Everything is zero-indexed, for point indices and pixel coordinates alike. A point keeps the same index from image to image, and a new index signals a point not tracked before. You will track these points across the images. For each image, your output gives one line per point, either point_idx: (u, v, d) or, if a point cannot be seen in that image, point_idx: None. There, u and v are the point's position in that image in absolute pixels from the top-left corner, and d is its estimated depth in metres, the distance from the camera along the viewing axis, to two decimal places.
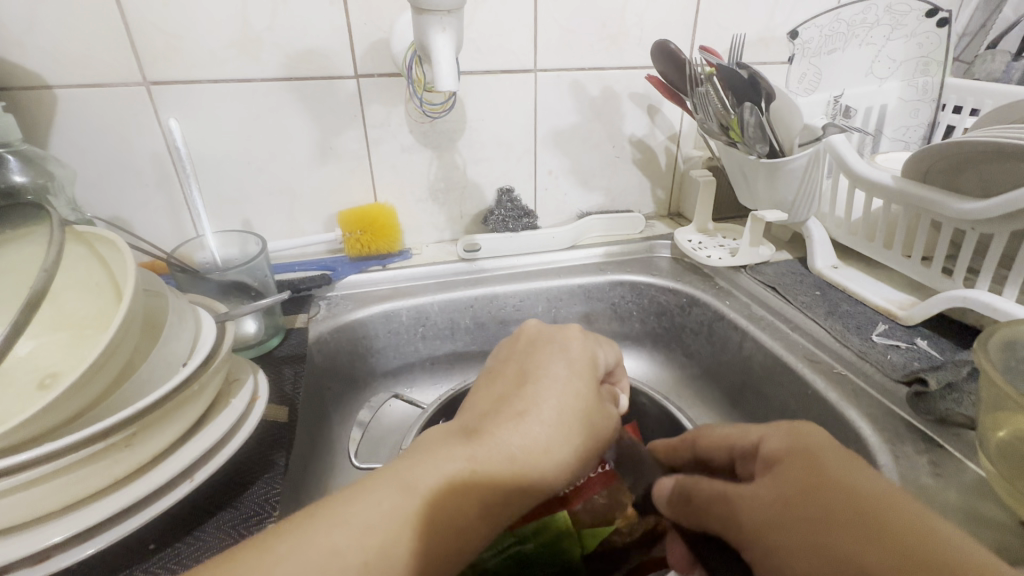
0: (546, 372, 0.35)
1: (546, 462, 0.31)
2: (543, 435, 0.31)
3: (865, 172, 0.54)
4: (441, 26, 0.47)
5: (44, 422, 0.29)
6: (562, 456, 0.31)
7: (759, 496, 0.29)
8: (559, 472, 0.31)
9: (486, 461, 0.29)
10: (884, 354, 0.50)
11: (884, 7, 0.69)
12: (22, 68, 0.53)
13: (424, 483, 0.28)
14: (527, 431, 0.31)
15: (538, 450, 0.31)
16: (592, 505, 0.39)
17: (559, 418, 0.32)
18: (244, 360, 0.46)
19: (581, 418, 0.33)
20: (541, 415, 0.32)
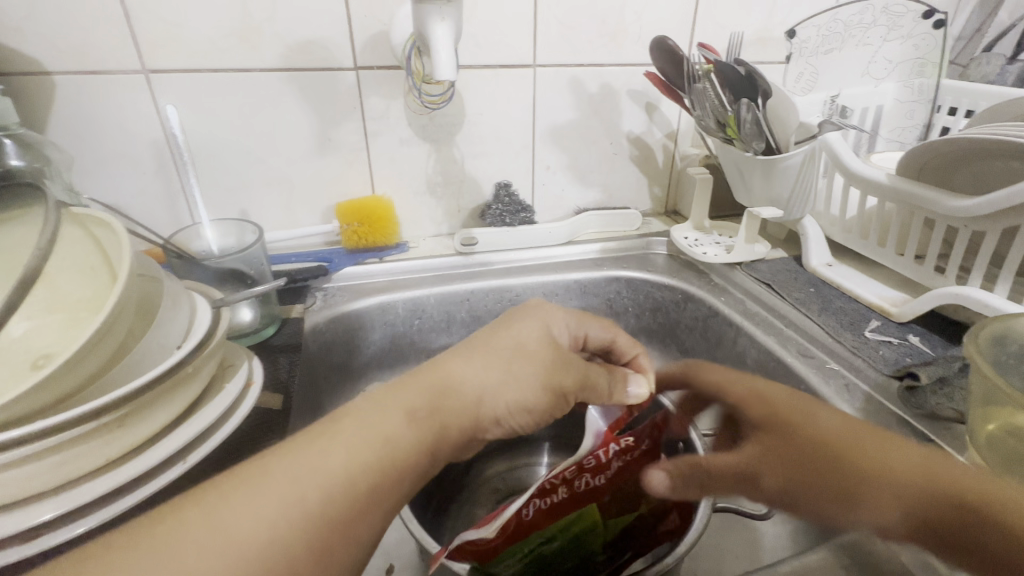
0: (492, 324, 0.39)
1: (481, 385, 0.34)
2: (480, 366, 0.35)
3: (859, 169, 0.54)
4: (440, 16, 0.48)
5: (34, 398, 0.29)
6: (498, 383, 0.35)
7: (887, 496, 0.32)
8: (490, 397, 0.34)
9: (422, 389, 0.32)
10: (876, 350, 0.50)
11: (881, 8, 0.70)
12: (19, 52, 0.53)
13: (364, 418, 0.30)
14: (461, 364, 0.34)
15: (475, 377, 0.34)
16: (620, 493, 0.43)
17: (499, 354, 0.36)
18: (239, 346, 0.46)
19: (518, 355, 0.36)
20: (478, 351, 0.36)
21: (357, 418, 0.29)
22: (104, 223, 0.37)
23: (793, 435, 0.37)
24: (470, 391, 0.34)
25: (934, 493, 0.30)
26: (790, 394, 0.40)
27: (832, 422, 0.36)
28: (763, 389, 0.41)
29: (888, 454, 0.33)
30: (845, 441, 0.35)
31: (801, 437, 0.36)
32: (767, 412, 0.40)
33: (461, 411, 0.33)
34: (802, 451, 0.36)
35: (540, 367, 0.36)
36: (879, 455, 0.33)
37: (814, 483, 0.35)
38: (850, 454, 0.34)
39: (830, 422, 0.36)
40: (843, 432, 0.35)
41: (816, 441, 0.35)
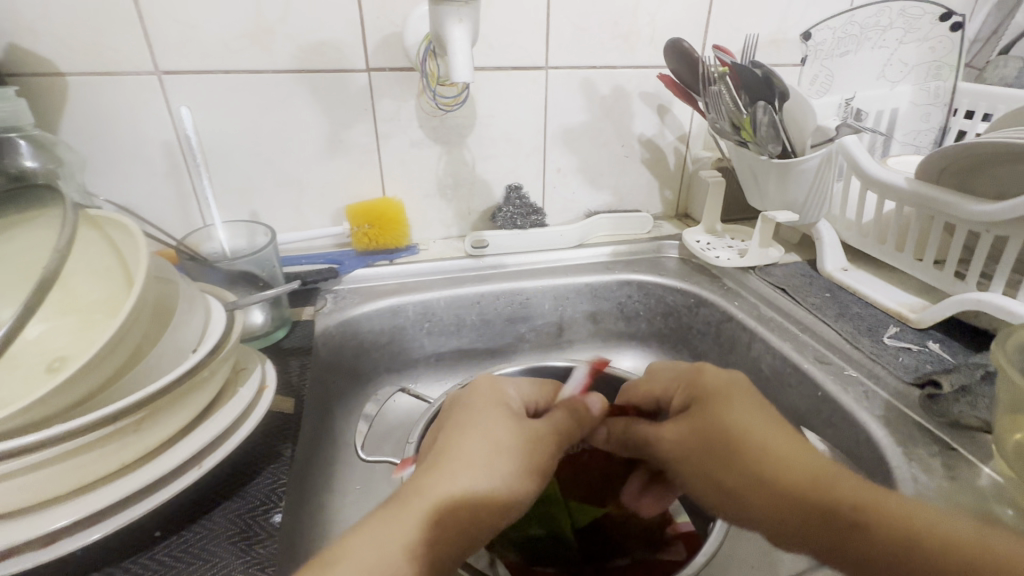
0: (457, 422, 0.36)
1: (469, 498, 0.31)
2: (462, 475, 0.31)
3: (877, 173, 0.54)
4: (457, 17, 0.47)
5: (50, 403, 0.28)
6: (489, 489, 0.31)
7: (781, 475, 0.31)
8: (487, 510, 0.31)
9: (399, 515, 0.29)
10: (895, 356, 0.50)
11: (897, 10, 0.70)
12: (34, 54, 0.53)
13: (365, 547, 0.28)
14: (441, 478, 0.31)
15: (463, 491, 0.31)
16: (579, 482, 0.47)
17: (478, 453, 0.33)
18: (250, 349, 0.45)
19: (498, 454, 0.33)
20: (455, 459, 0.32)
21: (354, 540, 0.28)
22: (118, 224, 0.37)
23: (710, 421, 0.35)
24: (460, 503, 0.30)
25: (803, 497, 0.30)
26: (727, 375, 0.37)
27: (746, 416, 0.34)
28: (699, 374, 0.38)
29: (780, 451, 0.32)
30: (758, 437, 0.33)
31: (723, 420, 0.34)
32: (693, 387, 0.38)
33: (452, 531, 0.30)
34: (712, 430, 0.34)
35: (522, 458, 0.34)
36: (774, 452, 0.32)
37: (709, 468, 0.34)
38: (746, 444, 0.33)
39: (744, 413, 0.34)
40: (753, 426, 0.33)
41: (730, 429, 0.34)
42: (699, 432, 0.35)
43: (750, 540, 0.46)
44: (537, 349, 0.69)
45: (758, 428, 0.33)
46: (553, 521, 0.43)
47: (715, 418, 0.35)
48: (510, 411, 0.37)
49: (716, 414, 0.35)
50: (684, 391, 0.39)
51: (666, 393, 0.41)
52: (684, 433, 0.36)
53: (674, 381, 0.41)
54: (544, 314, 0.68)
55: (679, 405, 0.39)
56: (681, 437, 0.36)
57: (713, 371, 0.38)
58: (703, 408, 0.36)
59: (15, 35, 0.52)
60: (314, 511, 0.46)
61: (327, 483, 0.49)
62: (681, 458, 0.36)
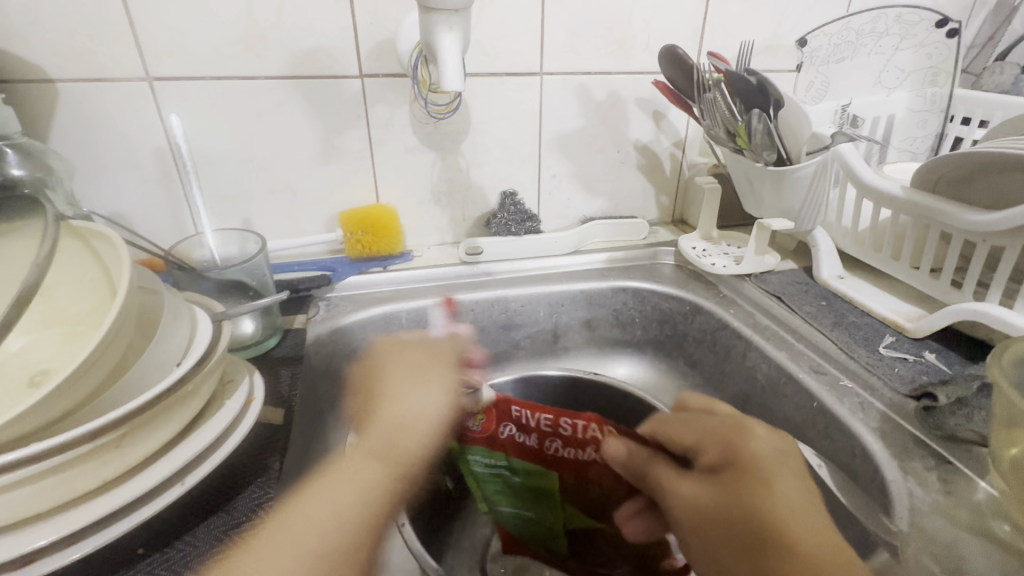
0: (383, 366, 0.50)
1: (410, 415, 0.44)
2: (413, 402, 0.45)
3: (872, 181, 0.53)
4: (448, 25, 0.47)
5: (28, 421, 0.28)
6: (432, 404, 0.45)
7: None
8: (406, 440, 0.42)
9: (387, 456, 0.40)
10: (891, 367, 0.49)
11: (893, 17, 0.70)
12: (23, 60, 0.53)
13: (354, 474, 0.38)
14: (395, 406, 0.44)
15: (414, 405, 0.44)
16: (581, 494, 0.47)
17: (423, 389, 0.46)
18: (239, 360, 0.45)
19: (423, 377, 0.47)
20: (399, 390, 0.46)
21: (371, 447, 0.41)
22: (103, 234, 0.36)
23: (746, 499, 0.32)
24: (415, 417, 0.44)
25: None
26: (771, 452, 0.34)
27: (788, 506, 0.31)
28: (738, 440, 0.36)
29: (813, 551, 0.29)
30: (797, 535, 0.30)
31: (760, 502, 0.31)
32: (734, 454, 0.35)
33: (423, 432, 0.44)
34: (739, 516, 0.31)
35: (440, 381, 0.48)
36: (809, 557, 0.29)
37: (728, 553, 0.31)
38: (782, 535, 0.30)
39: (788, 503, 0.31)
40: (790, 520, 0.30)
41: (766, 518, 0.30)
42: (726, 506, 0.32)
43: None
44: (532, 357, 0.69)
45: (801, 523, 0.30)
46: (546, 520, 0.47)
47: (754, 502, 0.31)
48: (428, 344, 0.53)
49: (753, 494, 0.32)
50: (720, 451, 0.35)
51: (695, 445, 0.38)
52: (709, 504, 0.33)
53: (714, 431, 0.37)
54: (539, 322, 0.68)
55: (710, 466, 0.35)
56: (705, 505, 0.33)
57: (761, 440, 0.35)
58: (739, 482, 0.33)
59: (4, 42, 0.51)
60: None
61: None
62: (699, 526, 0.33)
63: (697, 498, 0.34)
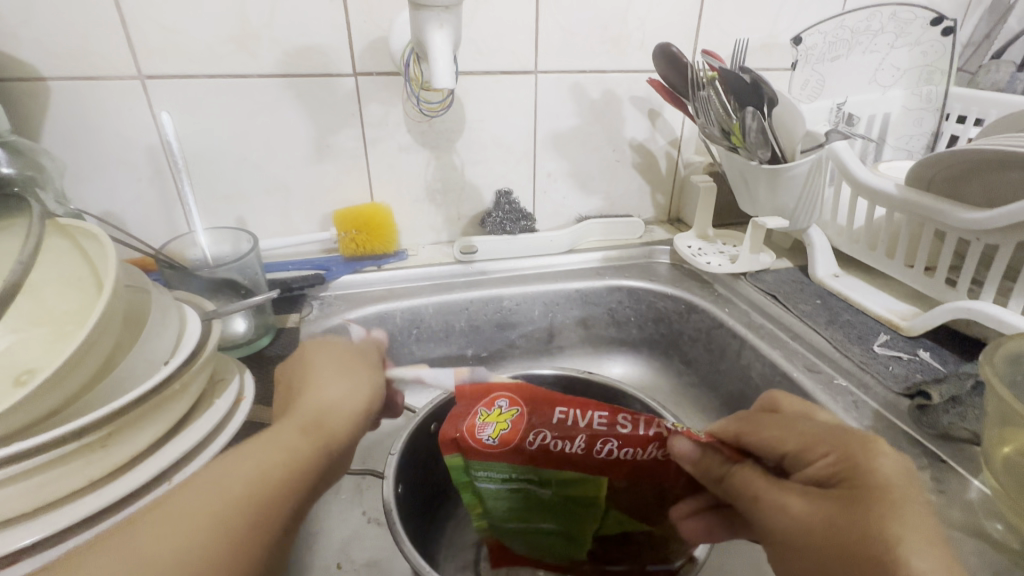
0: (304, 372, 0.39)
1: (337, 400, 0.36)
2: (327, 398, 0.36)
3: (867, 179, 0.53)
4: (439, 23, 0.47)
5: (14, 419, 0.28)
6: (345, 397, 0.36)
7: None
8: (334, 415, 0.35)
9: (314, 434, 0.33)
10: (885, 365, 0.49)
11: (888, 15, 0.70)
12: (14, 58, 0.52)
13: (247, 462, 0.30)
14: (310, 395, 0.36)
15: (328, 397, 0.36)
16: (634, 495, 0.37)
17: (342, 381, 0.38)
18: (230, 359, 0.45)
19: (350, 370, 0.39)
20: (319, 384, 0.37)
21: (269, 452, 0.31)
22: (88, 233, 0.36)
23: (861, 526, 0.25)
24: (323, 411, 0.35)
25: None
26: (899, 470, 0.26)
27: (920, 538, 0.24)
28: (859, 457, 0.27)
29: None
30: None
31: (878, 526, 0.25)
32: (850, 468, 0.27)
33: (331, 426, 0.34)
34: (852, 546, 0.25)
35: (359, 376, 0.39)
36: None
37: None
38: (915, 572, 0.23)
39: (920, 533, 0.24)
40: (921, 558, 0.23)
41: (886, 549, 0.24)
42: (835, 526, 0.26)
43: (738, 553, 0.45)
44: (527, 356, 0.69)
45: (931, 573, 0.23)
46: (575, 526, 0.39)
47: (875, 530, 0.25)
48: (352, 346, 0.43)
49: (871, 513, 0.25)
50: (829, 462, 0.28)
51: (800, 454, 0.30)
52: (816, 521, 0.27)
53: (820, 438, 0.30)
54: (533, 320, 0.67)
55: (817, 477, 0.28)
56: (812, 524, 0.27)
57: (884, 460, 0.27)
58: (855, 505, 0.26)
59: None
60: None
61: None
62: (802, 555, 0.27)
63: (797, 516, 0.28)
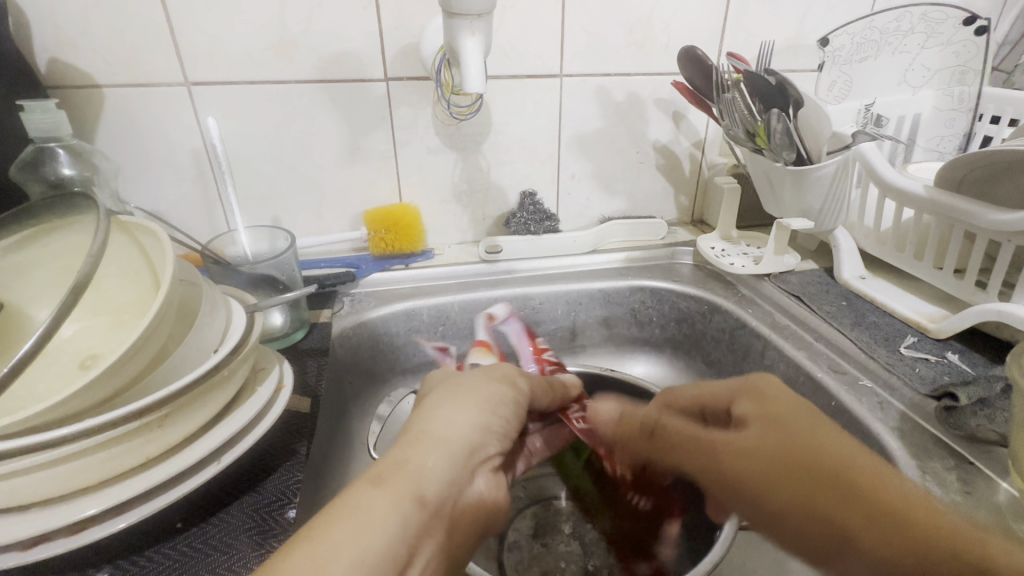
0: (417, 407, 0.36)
1: (450, 423, 0.33)
2: (456, 416, 0.33)
3: (896, 180, 0.52)
4: (470, 30, 0.49)
5: (85, 399, 0.30)
6: (471, 411, 0.34)
7: (900, 513, 0.25)
8: (450, 438, 0.32)
9: (412, 461, 0.29)
10: (912, 367, 0.49)
11: (918, 15, 0.69)
12: (73, 67, 0.56)
13: (380, 476, 0.28)
14: (421, 418, 0.33)
15: (439, 414, 0.33)
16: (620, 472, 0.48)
17: (464, 393, 0.36)
18: (269, 350, 0.47)
19: (483, 399, 0.36)
20: (431, 405, 0.35)
21: (416, 469, 0.29)
22: (148, 229, 0.39)
23: (796, 437, 0.29)
24: (444, 430, 0.32)
25: (925, 546, 0.24)
26: (791, 392, 0.33)
27: (839, 441, 0.29)
28: (769, 392, 0.33)
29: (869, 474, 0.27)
30: (854, 466, 0.27)
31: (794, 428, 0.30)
32: (756, 400, 0.33)
33: (463, 448, 0.32)
34: (781, 452, 0.29)
35: (495, 392, 0.37)
36: (882, 487, 0.26)
37: (771, 500, 0.28)
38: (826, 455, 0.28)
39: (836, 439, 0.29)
40: (840, 451, 0.28)
41: (813, 453, 0.28)
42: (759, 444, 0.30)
43: (760, 550, 0.45)
44: None
45: (849, 454, 0.28)
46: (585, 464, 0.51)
47: (800, 442, 0.29)
48: (500, 382, 0.38)
49: (787, 422, 0.30)
50: (747, 400, 0.33)
51: (715, 406, 0.36)
52: (753, 443, 0.30)
53: (729, 388, 0.36)
54: (556, 319, 0.68)
55: (741, 416, 0.33)
56: (745, 453, 0.30)
57: (777, 395, 0.32)
58: (768, 423, 0.31)
59: (56, 50, 0.55)
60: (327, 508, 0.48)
61: (343, 483, 0.51)
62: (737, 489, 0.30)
63: (721, 446, 0.32)
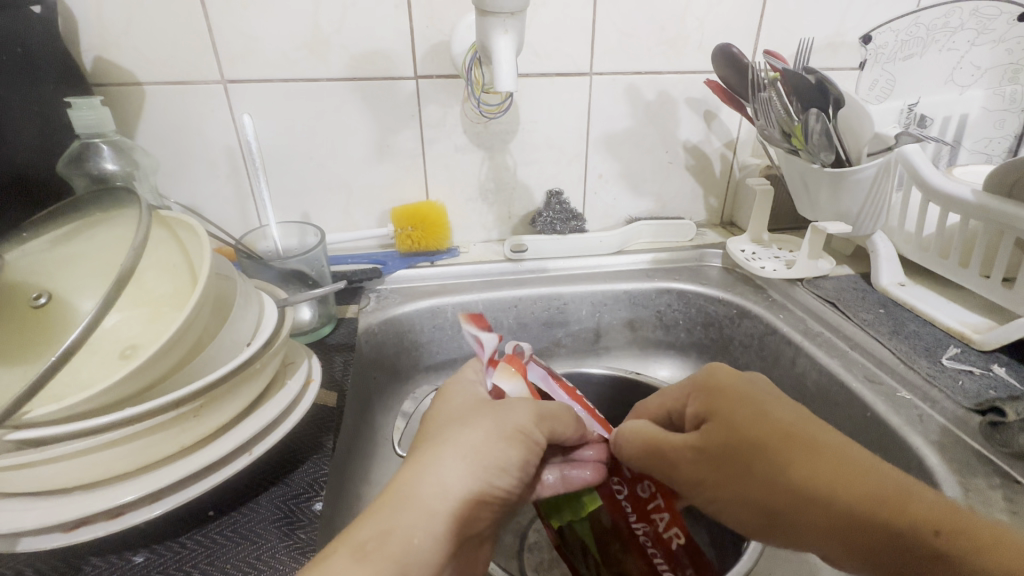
0: (423, 439, 0.34)
1: (442, 486, 0.30)
2: (449, 474, 0.31)
3: (941, 185, 0.51)
4: (503, 28, 0.48)
5: (125, 388, 0.31)
6: (474, 472, 0.31)
7: (851, 477, 0.29)
8: (437, 505, 0.30)
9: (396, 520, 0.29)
10: (954, 380, 0.47)
11: (970, 10, 0.65)
12: (117, 65, 0.58)
13: (378, 514, 0.29)
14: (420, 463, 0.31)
15: (433, 469, 0.31)
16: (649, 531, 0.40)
17: (472, 442, 0.32)
18: (298, 344, 0.48)
19: (483, 454, 0.32)
20: (429, 446, 0.33)
21: (400, 540, 0.28)
22: (189, 227, 0.40)
23: (747, 419, 0.33)
24: (437, 498, 0.30)
25: (876, 506, 0.28)
26: (745, 383, 0.35)
27: (787, 413, 0.33)
28: (714, 376, 0.36)
29: (838, 469, 0.30)
30: (802, 436, 0.31)
31: (756, 425, 0.32)
32: (706, 391, 0.36)
33: (455, 521, 0.30)
34: (740, 435, 0.32)
35: (507, 450, 0.33)
36: (829, 452, 0.30)
37: (739, 488, 0.31)
38: (796, 450, 0.31)
39: (784, 412, 0.33)
40: (789, 423, 0.32)
41: (767, 431, 0.32)
42: (732, 445, 0.32)
43: (788, 563, 0.44)
44: (573, 355, 0.69)
45: (798, 426, 0.32)
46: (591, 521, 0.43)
47: (750, 422, 0.32)
48: (516, 427, 0.34)
49: (749, 418, 0.33)
50: (698, 392, 0.36)
51: (681, 405, 0.39)
52: (708, 434, 0.33)
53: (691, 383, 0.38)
54: (581, 320, 0.68)
55: (694, 410, 0.36)
56: (707, 444, 0.33)
57: (724, 378, 0.36)
58: (718, 410, 0.34)
59: (101, 49, 0.57)
60: (351, 501, 0.49)
61: (366, 477, 0.52)
62: (709, 481, 0.33)
63: (686, 443, 0.34)
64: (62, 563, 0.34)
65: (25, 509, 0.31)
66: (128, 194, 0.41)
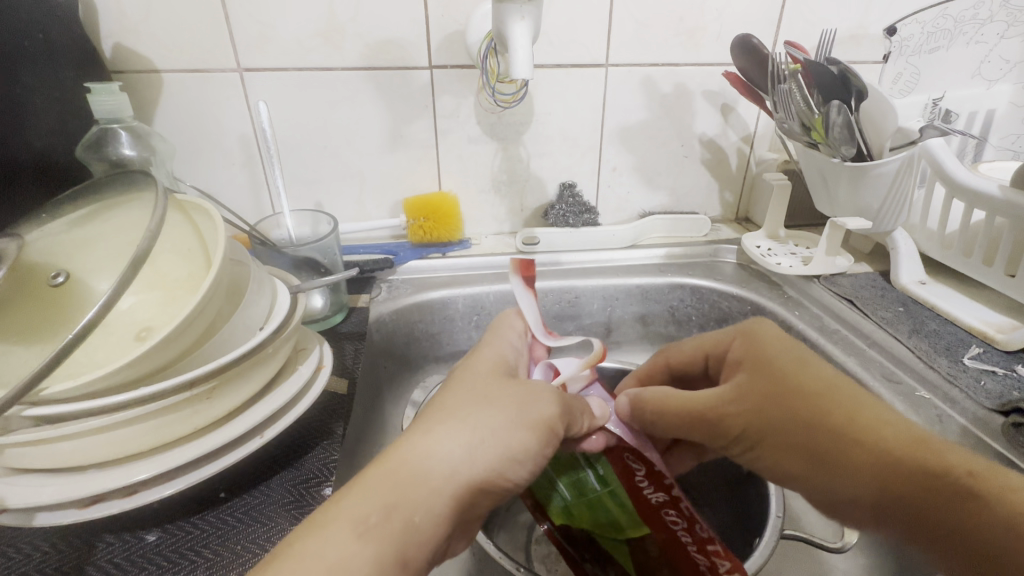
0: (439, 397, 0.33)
1: (446, 455, 0.29)
2: (455, 444, 0.30)
3: (967, 180, 0.49)
4: (519, 15, 0.48)
5: (140, 367, 0.31)
6: (487, 459, 0.30)
7: (888, 428, 0.31)
8: (438, 474, 0.29)
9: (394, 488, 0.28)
10: (976, 380, 0.46)
11: (999, 2, 0.63)
12: (136, 52, 0.59)
13: (378, 484, 0.28)
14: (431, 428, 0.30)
15: (442, 450, 0.29)
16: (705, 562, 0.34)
17: (488, 417, 0.31)
18: (309, 331, 0.48)
19: (491, 431, 0.31)
20: (439, 418, 0.31)
21: (389, 508, 0.27)
22: (201, 207, 0.41)
23: (789, 375, 0.34)
24: (439, 472, 0.29)
25: (911, 449, 0.30)
26: (784, 335, 0.37)
27: (825, 369, 0.34)
28: (758, 331, 0.37)
29: (873, 417, 0.31)
30: (839, 388, 0.33)
31: (794, 375, 0.34)
32: (750, 350, 0.36)
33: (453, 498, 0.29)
34: (789, 387, 0.33)
35: (519, 440, 0.31)
36: (867, 405, 0.32)
37: (788, 438, 0.33)
38: (831, 400, 0.32)
39: (822, 368, 0.34)
40: (828, 377, 0.34)
41: (812, 385, 0.33)
42: (769, 397, 0.34)
43: (798, 560, 0.44)
44: None
45: (836, 380, 0.34)
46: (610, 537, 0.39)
47: (794, 374, 0.34)
48: (534, 414, 0.32)
49: (789, 369, 0.34)
50: (742, 346, 0.37)
51: (718, 355, 0.40)
52: (753, 388, 0.34)
53: (725, 335, 0.39)
54: (592, 314, 0.67)
55: (736, 361, 0.37)
56: (751, 395, 0.34)
57: (766, 335, 0.37)
58: (763, 367, 0.35)
59: (120, 36, 0.57)
60: None
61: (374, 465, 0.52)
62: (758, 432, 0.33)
63: (733, 395, 0.35)
64: (74, 540, 0.34)
65: (43, 485, 0.32)
66: (140, 177, 0.41)
